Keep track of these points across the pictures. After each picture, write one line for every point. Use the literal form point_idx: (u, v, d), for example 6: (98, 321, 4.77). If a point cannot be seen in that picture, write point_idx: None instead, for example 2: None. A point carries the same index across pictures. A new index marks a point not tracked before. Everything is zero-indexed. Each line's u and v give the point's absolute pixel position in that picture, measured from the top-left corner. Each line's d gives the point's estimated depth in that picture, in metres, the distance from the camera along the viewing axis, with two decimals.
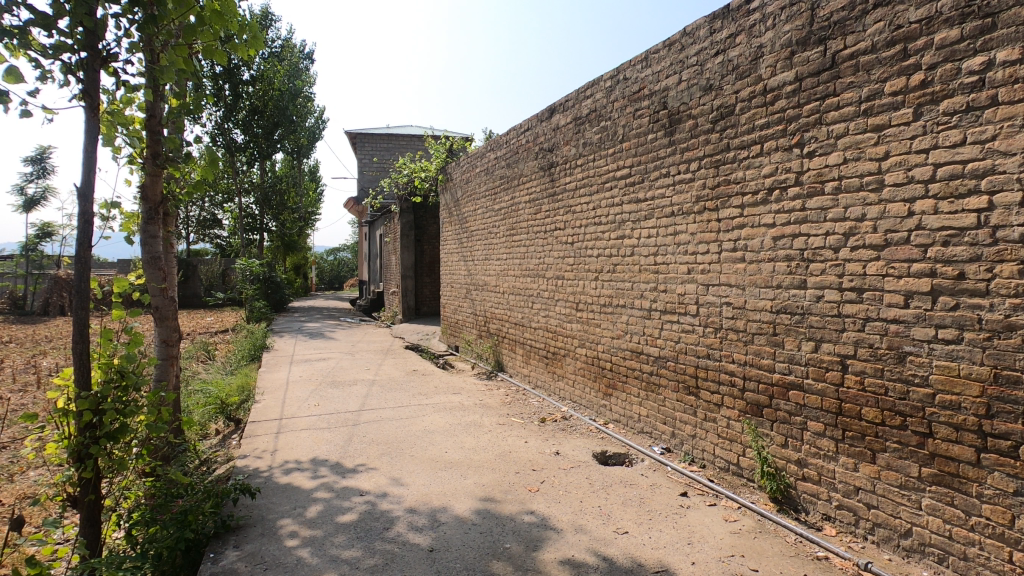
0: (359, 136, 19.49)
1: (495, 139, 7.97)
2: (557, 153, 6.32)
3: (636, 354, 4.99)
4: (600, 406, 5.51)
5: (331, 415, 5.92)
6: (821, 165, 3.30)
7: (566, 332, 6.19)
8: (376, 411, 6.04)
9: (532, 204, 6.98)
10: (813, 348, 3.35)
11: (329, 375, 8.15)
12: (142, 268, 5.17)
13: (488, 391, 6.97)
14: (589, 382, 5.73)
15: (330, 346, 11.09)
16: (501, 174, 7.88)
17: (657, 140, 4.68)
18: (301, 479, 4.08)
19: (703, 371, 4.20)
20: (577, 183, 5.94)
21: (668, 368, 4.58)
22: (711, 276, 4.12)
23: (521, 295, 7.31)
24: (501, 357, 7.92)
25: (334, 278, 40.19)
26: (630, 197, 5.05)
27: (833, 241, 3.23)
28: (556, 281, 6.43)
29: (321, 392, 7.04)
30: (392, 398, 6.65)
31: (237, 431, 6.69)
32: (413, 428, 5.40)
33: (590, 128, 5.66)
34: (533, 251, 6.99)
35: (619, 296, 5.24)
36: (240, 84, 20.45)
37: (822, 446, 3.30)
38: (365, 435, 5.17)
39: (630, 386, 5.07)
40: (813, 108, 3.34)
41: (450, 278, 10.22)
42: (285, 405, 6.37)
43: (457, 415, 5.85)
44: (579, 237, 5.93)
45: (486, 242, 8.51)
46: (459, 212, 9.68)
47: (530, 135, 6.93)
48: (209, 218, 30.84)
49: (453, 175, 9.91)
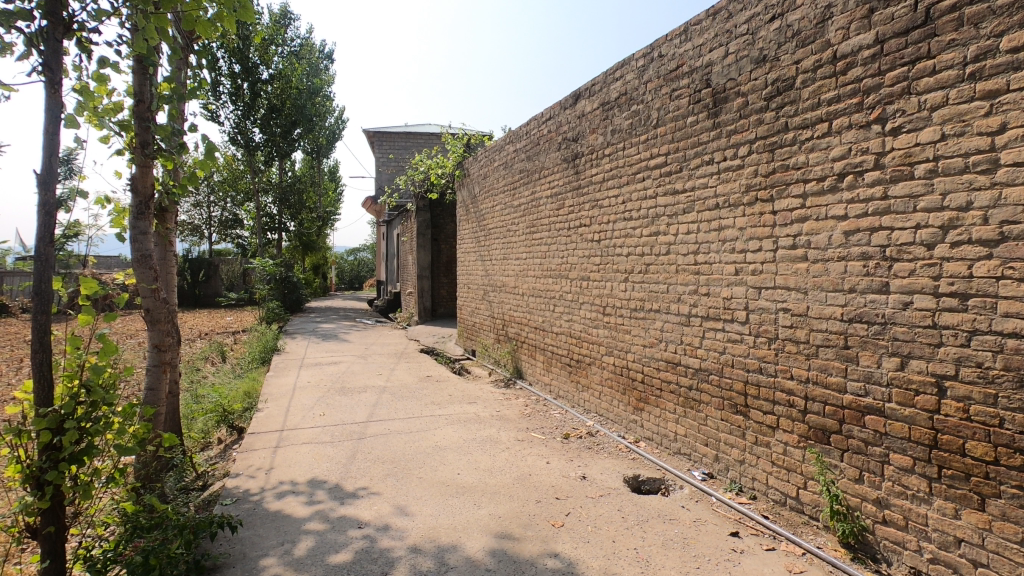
0: (377, 133, 19.21)
1: (515, 130, 7.48)
2: (582, 142, 5.79)
3: (672, 365, 4.44)
4: (631, 421, 4.96)
5: (335, 427, 5.47)
6: (910, 143, 2.72)
7: (591, 339, 5.65)
8: (384, 423, 5.57)
9: (555, 198, 6.45)
10: (898, 365, 2.77)
11: (338, 381, 7.73)
12: (130, 268, 4.74)
13: (507, 401, 6.46)
14: (617, 394, 5.19)
15: (342, 348, 10.70)
16: (520, 167, 7.37)
17: (699, 123, 4.13)
18: (294, 506, 3.62)
19: (753, 387, 3.65)
20: (605, 174, 5.40)
21: (711, 383, 4.03)
22: (766, 278, 3.56)
23: (542, 297, 6.79)
24: (521, 363, 7.41)
25: (354, 278, 40.20)
26: (666, 189, 4.50)
27: (925, 236, 2.65)
28: (580, 283, 5.89)
29: (328, 400, 6.61)
30: (402, 408, 6.19)
31: (239, 441, 6.29)
32: (423, 444, 4.92)
33: (620, 113, 5.12)
34: (555, 250, 6.46)
35: (652, 300, 4.69)
36: (258, 83, 20.25)
37: (909, 485, 2.72)
38: (370, 452, 4.71)
39: (665, 401, 4.52)
40: (899, 75, 2.77)
41: (466, 278, 9.74)
42: (288, 415, 5.94)
43: (473, 429, 5.36)
44: (606, 234, 5.39)
45: (505, 240, 8.01)
46: (476, 208, 9.21)
47: (552, 124, 6.42)
48: (230, 217, 30.99)
49: (470, 170, 9.44)
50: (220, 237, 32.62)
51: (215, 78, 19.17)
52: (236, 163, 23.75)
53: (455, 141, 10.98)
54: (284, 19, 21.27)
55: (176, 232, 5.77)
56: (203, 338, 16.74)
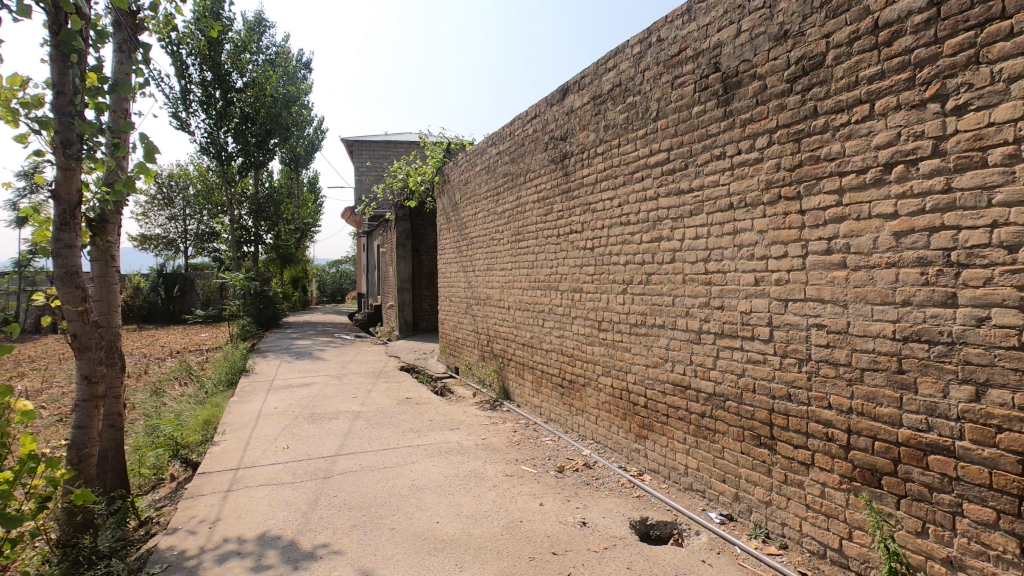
0: (356, 143, 18.62)
1: (498, 131, 6.97)
2: (571, 141, 5.28)
3: (681, 389, 3.90)
4: (633, 451, 4.42)
5: (299, 463, 4.83)
6: (980, 124, 2.24)
7: (586, 357, 5.10)
8: (355, 456, 4.95)
9: (542, 203, 5.91)
10: (972, 395, 2.26)
11: (308, 406, 7.07)
12: (54, 287, 4.05)
13: (493, 426, 5.87)
14: (616, 420, 4.64)
15: (316, 367, 10.02)
16: (504, 171, 6.84)
17: (706, 113, 3.63)
18: (237, 573, 2.98)
19: (780, 417, 3.13)
20: (597, 175, 4.88)
21: (727, 412, 3.50)
22: (793, 289, 3.04)
23: (529, 311, 6.23)
24: (508, 382, 6.83)
25: (336, 291, 39.34)
26: (669, 189, 3.99)
27: (1005, 237, 2.15)
28: (572, 296, 5.35)
29: (295, 429, 5.96)
30: (377, 437, 5.57)
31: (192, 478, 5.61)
32: (398, 483, 4.30)
33: (613, 106, 4.62)
34: (543, 259, 5.92)
35: (655, 314, 4.16)
36: (231, 91, 19.45)
37: (992, 544, 2.20)
38: (336, 495, 4.09)
39: (673, 429, 3.98)
40: (962, 42, 2.29)
41: (448, 290, 9.15)
42: (246, 448, 5.29)
43: (455, 462, 4.76)
44: (600, 241, 4.86)
45: (488, 249, 7.45)
46: (457, 216, 8.64)
47: (538, 123, 5.91)
48: (206, 231, 30.15)
49: (451, 176, 8.89)
50: (195, 251, 31.61)
51: (185, 86, 18.41)
52: (209, 174, 22.91)
53: (435, 147, 10.42)
54: (259, 26, 20.59)
55: (118, 245, 5.11)
56: (172, 358, 15.88)
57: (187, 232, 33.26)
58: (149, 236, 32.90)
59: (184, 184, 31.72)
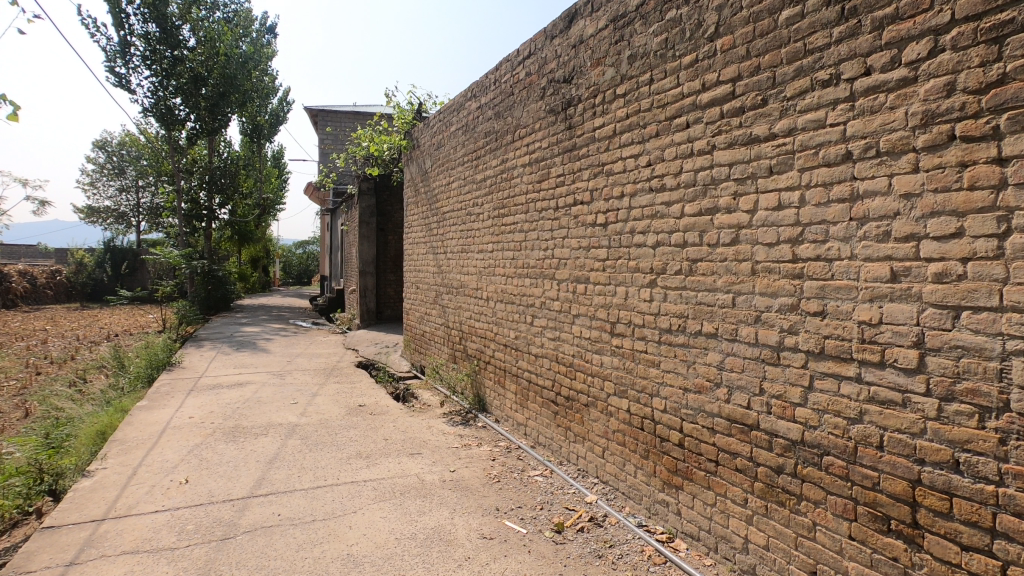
0: (321, 112, 16.91)
1: (480, 80, 5.61)
2: (579, 82, 4.00)
3: (741, 429, 2.71)
4: (658, 503, 3.23)
5: (193, 511, 3.46)
6: None
7: (590, 368, 3.88)
8: (275, 500, 3.61)
9: (534, 167, 4.62)
10: None
11: (232, 415, 5.65)
12: None
13: (466, 451, 4.59)
14: (634, 457, 3.43)
15: (257, 362, 8.55)
16: (486, 129, 5.51)
17: (806, 17, 2.40)
18: None
19: (933, 496, 1.95)
20: (615, 126, 3.61)
21: (826, 472, 2.31)
22: (974, 290, 1.84)
23: (514, 304, 4.96)
24: (484, 391, 5.57)
25: (302, 273, 37.47)
26: (734, 137, 2.75)
27: None
28: (572, 287, 4.10)
29: (205, 452, 4.56)
30: (313, 466, 4.25)
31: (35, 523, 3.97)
32: (328, 552, 2.98)
33: (644, 27, 3.35)
34: (534, 239, 4.64)
35: (700, 317, 2.93)
36: (180, 47, 17.38)
37: None
38: (232, 575, 2.75)
39: (725, 483, 2.79)
40: None
41: (415, 275, 7.80)
42: (128, 484, 3.88)
43: (415, 512, 3.47)
44: (616, 214, 3.60)
45: (464, 226, 6.13)
46: (427, 187, 7.27)
47: (533, 63, 4.59)
48: (157, 204, 27.93)
49: (421, 141, 7.48)
50: (147, 225, 29.23)
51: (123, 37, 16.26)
52: (155, 140, 20.71)
53: (404, 110, 8.99)
54: None
55: None
56: (103, 343, 14.07)
57: (138, 204, 30.78)
58: (94, 207, 30.32)
59: (133, 152, 29.30)
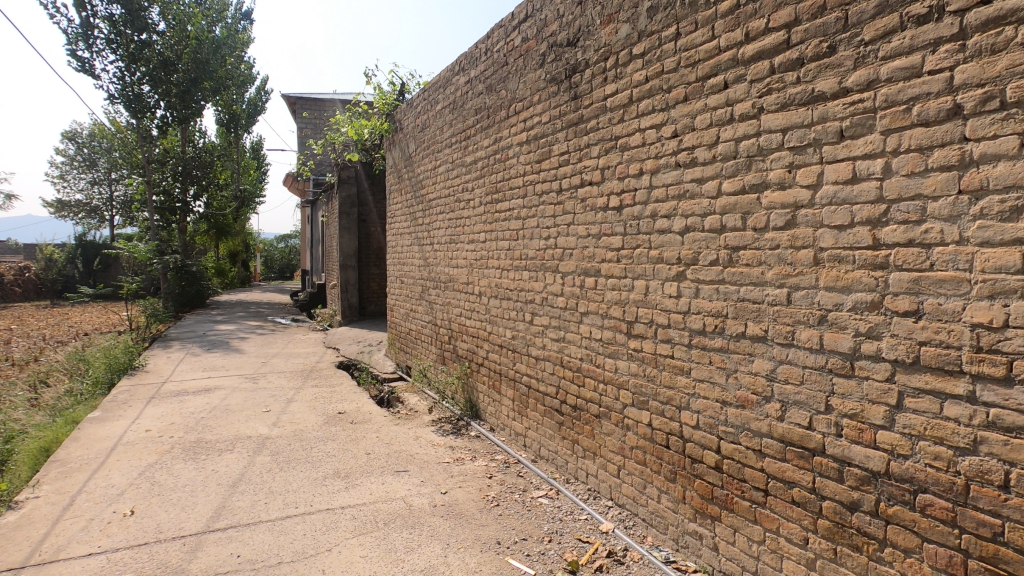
0: (301, 99, 16.16)
1: (469, 51, 5.04)
2: (586, 44, 3.46)
3: (800, 454, 2.21)
4: (689, 535, 2.74)
5: (134, 553, 2.89)
6: None
7: (602, 374, 3.37)
8: (235, 536, 3.05)
9: (533, 145, 4.08)
10: None
11: (195, 427, 5.06)
12: None
13: (459, 467, 4.07)
14: (659, 479, 2.93)
15: (229, 363, 7.92)
16: (476, 106, 4.94)
17: None
18: None
19: None
20: (630, 92, 3.09)
21: (921, 514, 1.83)
22: None
23: (510, 300, 4.43)
24: (477, 396, 5.05)
25: (284, 267, 36.53)
26: (789, 94, 2.23)
27: None
28: (580, 281, 3.58)
29: (159, 474, 3.98)
30: (283, 489, 3.69)
31: None
32: None
33: None
34: (534, 227, 4.10)
35: (744, 317, 2.43)
36: (149, 29, 16.43)
37: None
38: None
39: (779, 519, 2.30)
40: None
41: (399, 269, 7.22)
42: (61, 518, 3.28)
43: (402, 549, 2.92)
44: (634, 196, 3.08)
45: (452, 214, 5.57)
46: (411, 173, 6.69)
47: (531, 27, 4.04)
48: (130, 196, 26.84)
49: (404, 123, 6.87)
50: (120, 219, 28.14)
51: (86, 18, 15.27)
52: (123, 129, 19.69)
53: (385, 92, 8.37)
54: None
55: None
56: (68, 343, 13.24)
57: (110, 197, 29.57)
58: (63, 199, 29.09)
59: (103, 143, 28.12)
